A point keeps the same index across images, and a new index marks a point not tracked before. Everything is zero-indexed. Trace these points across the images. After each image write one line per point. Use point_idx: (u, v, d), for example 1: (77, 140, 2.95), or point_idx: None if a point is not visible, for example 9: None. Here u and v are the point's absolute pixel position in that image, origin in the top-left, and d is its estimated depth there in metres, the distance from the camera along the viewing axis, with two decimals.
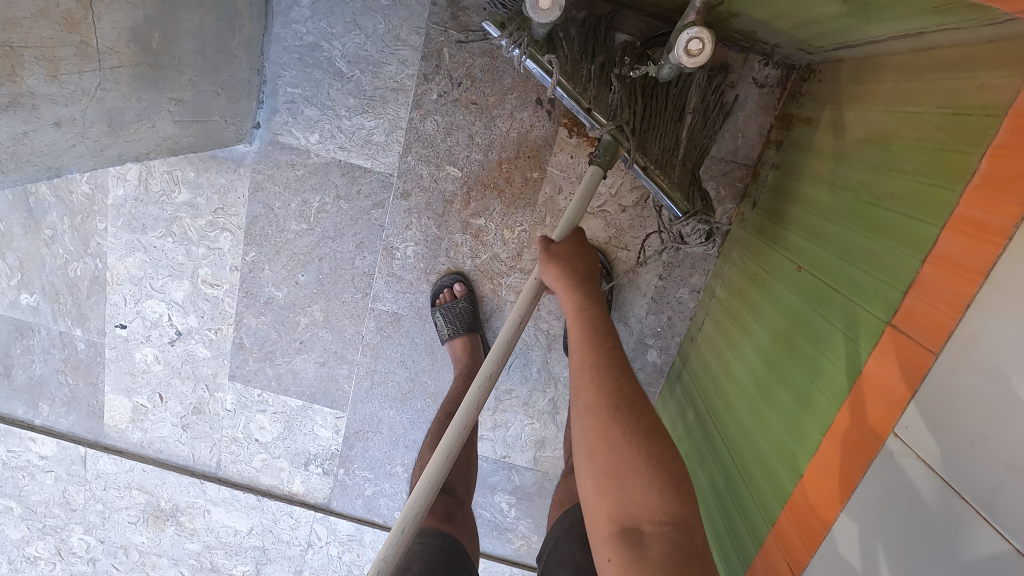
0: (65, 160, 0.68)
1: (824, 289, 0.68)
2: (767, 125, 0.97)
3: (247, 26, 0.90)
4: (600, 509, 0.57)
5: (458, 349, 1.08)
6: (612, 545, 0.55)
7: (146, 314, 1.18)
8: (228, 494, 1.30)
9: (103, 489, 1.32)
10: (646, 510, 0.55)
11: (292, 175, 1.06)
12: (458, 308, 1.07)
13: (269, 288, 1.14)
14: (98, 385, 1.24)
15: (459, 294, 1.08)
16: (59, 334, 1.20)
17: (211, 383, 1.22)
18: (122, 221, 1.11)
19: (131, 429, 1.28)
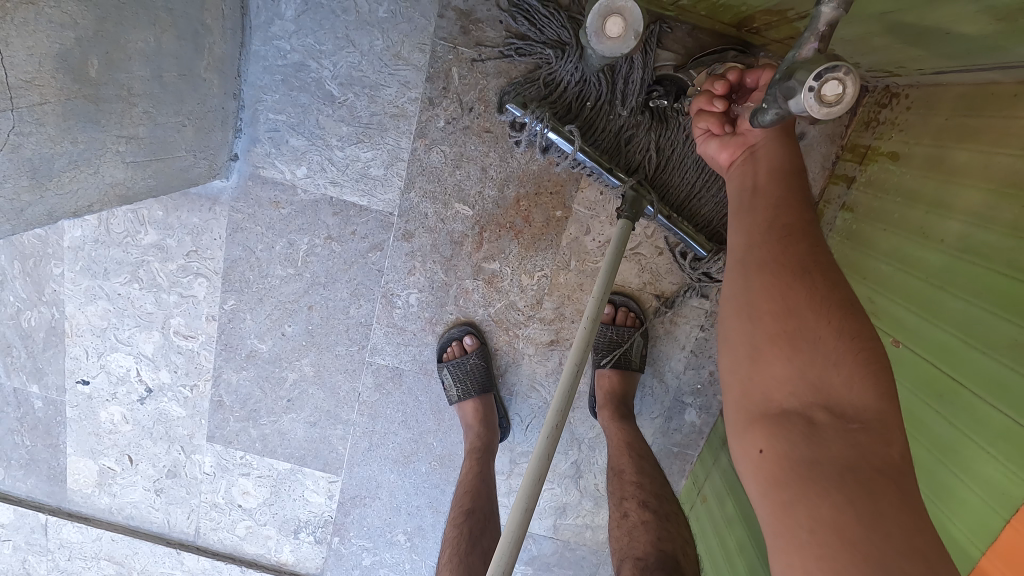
0: None
1: (946, 380, 0.55)
2: (831, 156, 0.83)
3: (218, 43, 0.75)
4: (759, 382, 0.46)
5: (469, 413, 0.93)
6: (768, 429, 0.44)
7: (111, 369, 1.03)
8: (208, 565, 1.15)
9: (68, 559, 1.17)
10: (829, 397, 0.43)
11: (277, 214, 0.91)
12: (469, 365, 0.93)
13: (251, 340, 0.99)
14: (59, 447, 1.10)
15: (469, 349, 0.94)
16: (13, 391, 1.06)
17: (187, 445, 1.08)
18: (81, 266, 0.96)
19: (98, 494, 1.13)
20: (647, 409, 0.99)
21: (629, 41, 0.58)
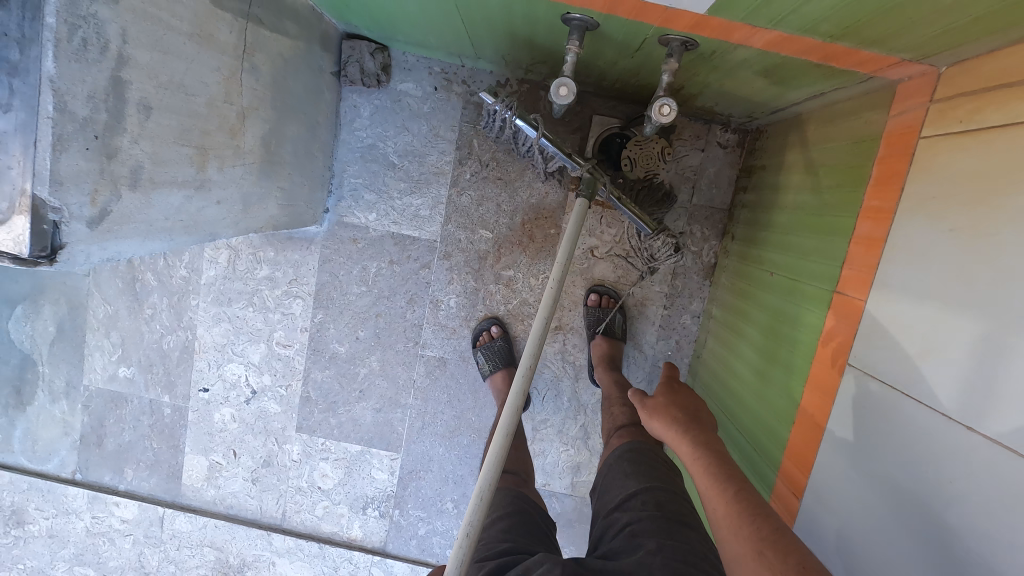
0: (217, 230, 0.87)
1: (792, 283, 0.88)
2: (734, 176, 1.21)
3: (323, 134, 1.17)
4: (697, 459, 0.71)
5: (498, 383, 1.25)
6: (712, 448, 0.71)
7: (226, 377, 1.36)
8: (292, 544, 1.41)
9: (177, 549, 1.43)
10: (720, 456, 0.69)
11: (355, 248, 1.29)
12: (497, 346, 1.26)
13: (333, 344, 1.33)
14: (179, 447, 1.40)
15: (496, 335, 1.28)
16: (149, 402, 1.38)
17: (280, 436, 1.38)
18: (212, 297, 1.33)
19: (206, 487, 1.41)
20: (633, 375, 1.30)
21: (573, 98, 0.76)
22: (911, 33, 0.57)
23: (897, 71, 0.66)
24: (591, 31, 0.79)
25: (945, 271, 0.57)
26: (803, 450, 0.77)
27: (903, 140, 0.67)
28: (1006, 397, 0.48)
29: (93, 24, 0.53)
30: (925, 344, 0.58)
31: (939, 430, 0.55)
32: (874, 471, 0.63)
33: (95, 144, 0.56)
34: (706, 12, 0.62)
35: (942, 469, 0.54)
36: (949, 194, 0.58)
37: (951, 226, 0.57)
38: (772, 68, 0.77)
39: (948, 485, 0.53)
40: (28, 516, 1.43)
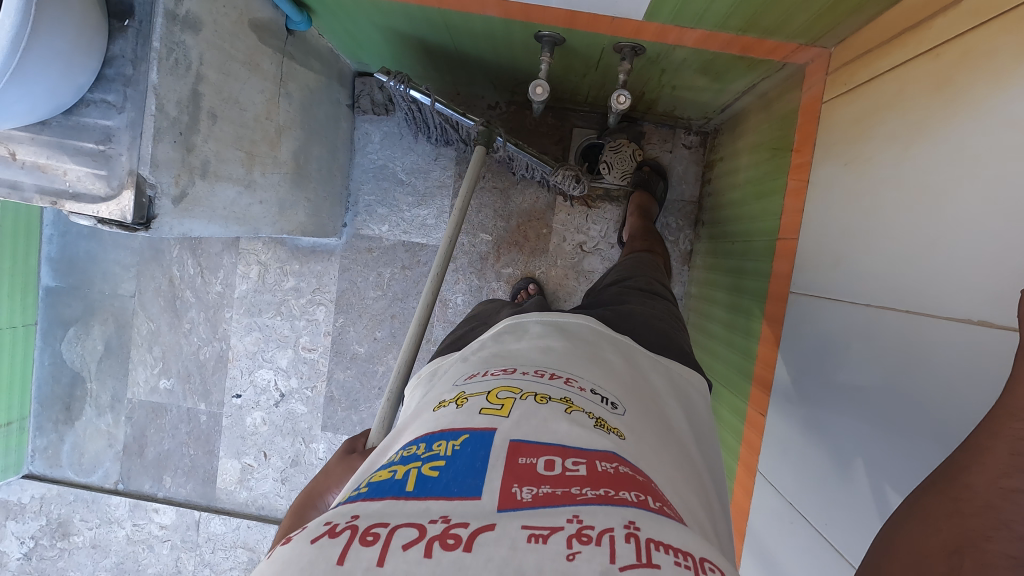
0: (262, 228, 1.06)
1: (747, 244, 1.04)
2: (700, 172, 1.39)
3: (340, 157, 1.36)
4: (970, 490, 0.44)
5: None
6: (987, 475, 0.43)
7: (257, 382, 1.50)
8: None
9: (212, 551, 1.52)
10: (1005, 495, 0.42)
11: (370, 256, 1.46)
12: None
13: (354, 345, 1.47)
14: (214, 452, 1.52)
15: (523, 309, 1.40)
16: (187, 410, 1.51)
17: (307, 436, 1.50)
18: (244, 309, 1.48)
19: (238, 489, 1.52)
20: None
21: (549, 96, 0.92)
22: (796, 20, 0.75)
23: (800, 56, 0.84)
24: (560, 47, 0.98)
25: (844, 196, 0.72)
26: (765, 375, 0.90)
27: (812, 107, 0.83)
28: (921, 277, 0.57)
29: (182, 50, 0.71)
30: (838, 253, 0.72)
31: (857, 315, 0.68)
32: (815, 369, 0.75)
33: (178, 139, 0.74)
34: (643, 17, 0.81)
35: (861, 346, 0.66)
36: (843, 138, 0.73)
37: (845, 160, 0.72)
38: (707, 65, 0.95)
39: (892, 368, 0.60)
40: (73, 527, 1.53)
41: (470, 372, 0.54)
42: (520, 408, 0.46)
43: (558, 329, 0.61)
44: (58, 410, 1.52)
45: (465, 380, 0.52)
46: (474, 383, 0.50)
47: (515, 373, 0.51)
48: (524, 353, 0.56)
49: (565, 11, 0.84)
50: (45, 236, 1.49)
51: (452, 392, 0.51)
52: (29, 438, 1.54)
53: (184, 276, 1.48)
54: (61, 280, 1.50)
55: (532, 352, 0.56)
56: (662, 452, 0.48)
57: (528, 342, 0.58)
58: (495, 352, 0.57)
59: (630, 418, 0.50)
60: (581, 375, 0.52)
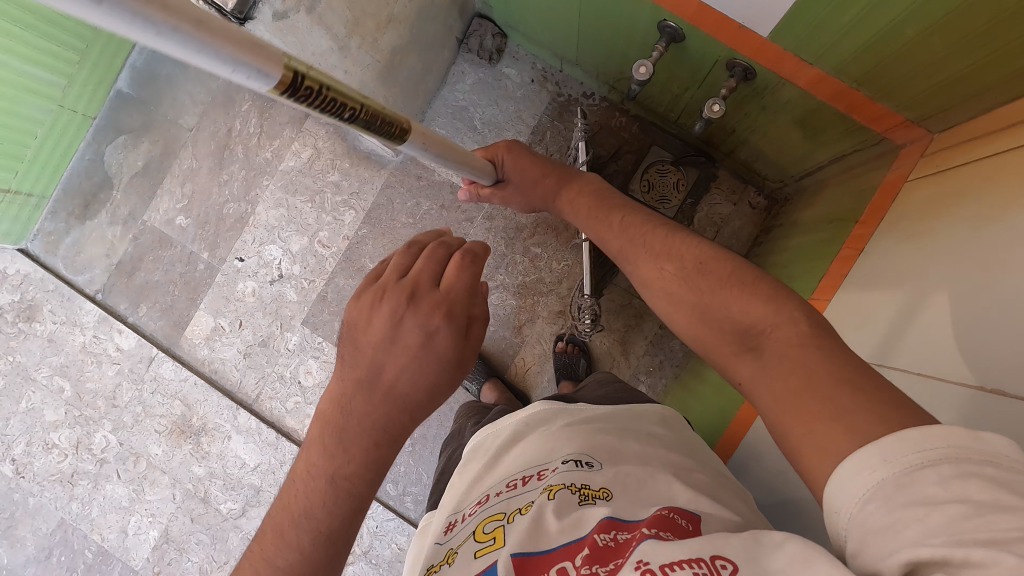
0: None
1: None
2: (754, 234, 1.38)
3: (430, 82, 1.39)
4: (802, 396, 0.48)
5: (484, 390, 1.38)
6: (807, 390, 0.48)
7: (263, 255, 1.51)
8: (254, 425, 1.49)
9: (152, 392, 1.52)
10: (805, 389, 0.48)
11: (416, 184, 1.47)
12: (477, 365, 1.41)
13: (365, 259, 1.48)
14: (196, 301, 1.53)
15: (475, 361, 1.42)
16: (189, 253, 1.53)
17: (285, 323, 1.50)
18: (282, 184, 1.51)
19: (202, 346, 1.53)
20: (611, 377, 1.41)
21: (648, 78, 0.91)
22: (914, 88, 0.74)
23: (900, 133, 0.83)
24: (676, 46, 0.99)
25: (898, 267, 0.70)
26: None
27: (890, 185, 0.83)
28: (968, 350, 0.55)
29: None
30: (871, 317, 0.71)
31: None
32: None
33: None
34: (768, 35, 0.81)
35: None
36: (915, 214, 0.72)
37: (909, 234, 0.71)
38: (807, 115, 0.95)
39: None
40: (39, 315, 1.55)
41: (447, 525, 0.53)
42: (512, 531, 0.46)
43: (508, 440, 0.63)
44: (77, 203, 1.56)
45: (444, 538, 0.51)
46: (459, 534, 0.50)
47: (495, 498, 0.52)
48: (480, 482, 0.58)
49: (697, 5, 0.84)
50: (138, 45, 1.54)
51: (439, 554, 0.49)
52: (40, 217, 1.57)
53: (243, 131, 1.51)
54: (134, 89, 1.54)
55: (490, 475, 0.58)
56: (648, 475, 0.53)
57: (481, 467, 0.60)
58: (458, 492, 0.58)
59: (609, 466, 0.53)
60: (547, 464, 0.55)
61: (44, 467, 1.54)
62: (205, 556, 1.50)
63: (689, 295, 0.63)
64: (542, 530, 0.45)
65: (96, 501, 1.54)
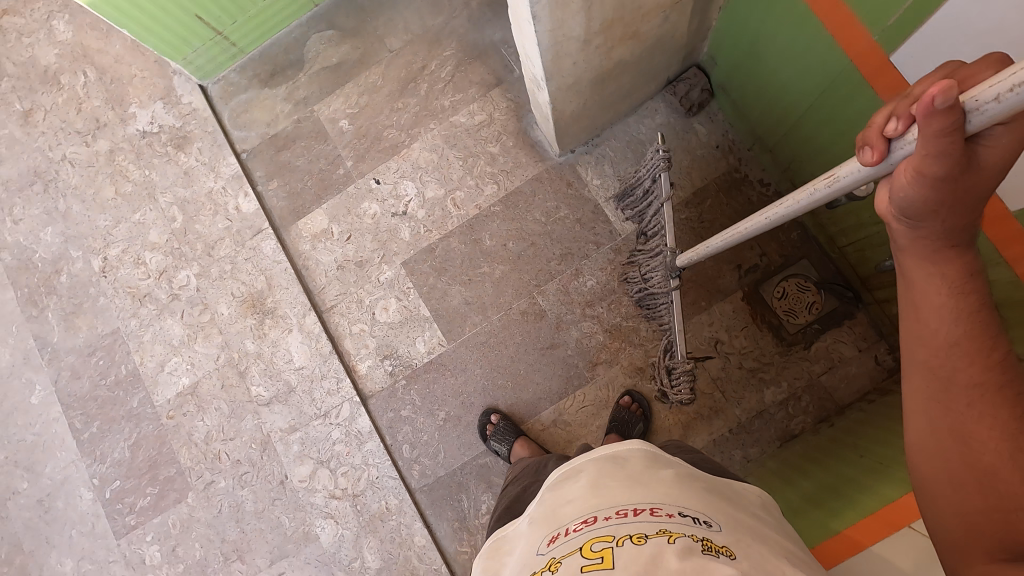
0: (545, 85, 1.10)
1: (879, 467, 0.95)
2: (866, 389, 1.30)
3: (624, 105, 1.39)
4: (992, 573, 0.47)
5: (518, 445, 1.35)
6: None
7: (397, 187, 1.56)
8: (316, 331, 1.54)
9: (245, 259, 1.60)
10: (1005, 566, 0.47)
11: (563, 189, 1.48)
12: (502, 426, 1.39)
13: (485, 233, 1.50)
14: (321, 199, 1.59)
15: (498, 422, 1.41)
16: (336, 155, 1.60)
17: (387, 255, 1.54)
18: (445, 134, 1.55)
19: (306, 240, 1.59)
20: None
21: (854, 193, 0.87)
22: None
23: None
24: None
25: None
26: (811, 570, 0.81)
27: None
28: None
29: None
30: None
31: None
32: None
33: None
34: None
35: None
36: None
37: None
38: (1005, 302, 0.89)
39: None
40: (188, 148, 1.66)
41: (551, 535, 0.57)
42: (621, 556, 0.50)
43: (610, 462, 0.63)
44: (266, 69, 1.66)
45: (546, 548, 0.56)
46: (562, 545, 0.55)
47: (600, 521, 0.55)
48: (578, 501, 0.59)
49: None
50: None
51: (543, 562, 0.55)
52: (231, 67, 1.68)
53: (435, 72, 1.57)
54: None
55: (587, 494, 0.59)
56: (774, 561, 0.51)
57: (582, 484, 0.61)
58: (558, 509, 0.61)
59: (728, 531, 0.53)
60: (662, 503, 0.56)
61: (128, 277, 1.65)
62: (217, 423, 1.55)
63: (943, 389, 0.53)
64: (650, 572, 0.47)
65: (153, 327, 1.62)
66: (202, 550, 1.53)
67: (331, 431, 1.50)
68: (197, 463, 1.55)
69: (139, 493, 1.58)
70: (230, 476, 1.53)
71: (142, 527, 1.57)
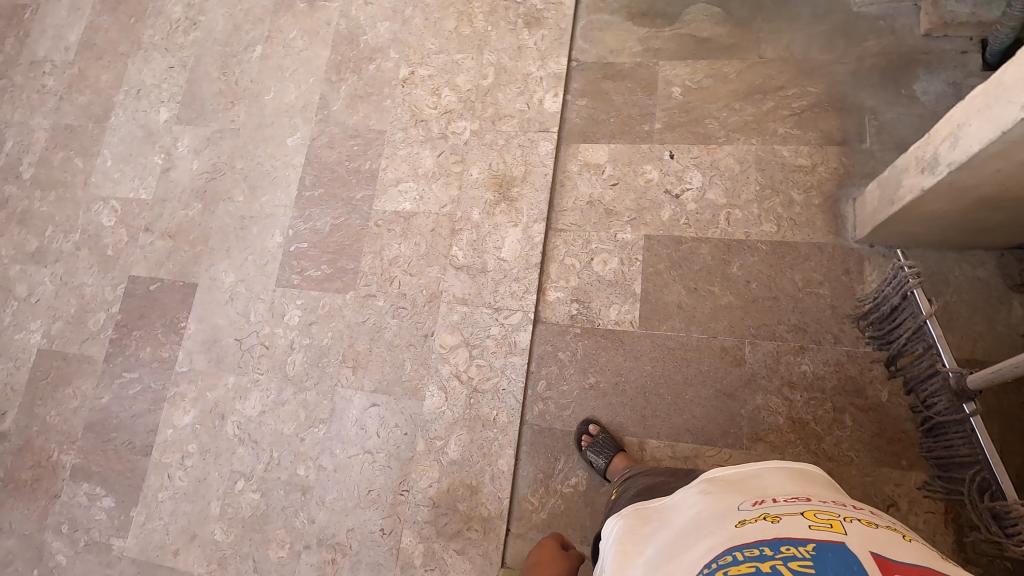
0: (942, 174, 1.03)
1: None
2: None
3: (961, 239, 1.29)
4: None
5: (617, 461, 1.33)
6: None
7: (686, 171, 1.56)
8: (536, 240, 1.58)
9: (519, 144, 1.66)
10: None
11: (837, 272, 1.41)
12: (602, 438, 1.39)
13: (736, 261, 1.47)
14: (613, 138, 1.62)
15: (596, 433, 1.41)
16: (651, 111, 1.62)
17: (637, 220, 1.55)
18: (760, 155, 1.52)
19: (578, 163, 1.63)
20: None
21: None
22: None
23: None
24: None
25: None
26: None
27: None
28: None
29: None
30: None
31: None
32: None
33: None
34: None
35: None
36: None
37: None
38: None
39: None
40: (535, 27, 1.74)
41: (754, 500, 0.69)
42: (842, 523, 0.61)
43: (797, 471, 0.75)
44: (640, 6, 1.69)
45: (751, 506, 0.68)
46: (770, 506, 0.66)
47: (810, 501, 0.67)
48: (778, 487, 0.72)
49: None
50: None
51: (752, 513, 0.66)
52: None
53: (788, 98, 1.53)
54: None
55: (786, 486, 0.72)
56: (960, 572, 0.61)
57: (776, 479, 0.74)
58: (749, 489, 0.73)
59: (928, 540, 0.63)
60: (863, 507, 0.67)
61: (419, 97, 1.77)
62: (408, 255, 1.65)
63: None
64: (870, 535, 0.58)
65: (411, 148, 1.74)
66: (331, 341, 1.65)
67: (492, 326, 1.55)
68: (373, 273, 1.67)
69: (314, 264, 1.72)
70: (390, 302, 1.63)
71: (299, 291, 1.71)
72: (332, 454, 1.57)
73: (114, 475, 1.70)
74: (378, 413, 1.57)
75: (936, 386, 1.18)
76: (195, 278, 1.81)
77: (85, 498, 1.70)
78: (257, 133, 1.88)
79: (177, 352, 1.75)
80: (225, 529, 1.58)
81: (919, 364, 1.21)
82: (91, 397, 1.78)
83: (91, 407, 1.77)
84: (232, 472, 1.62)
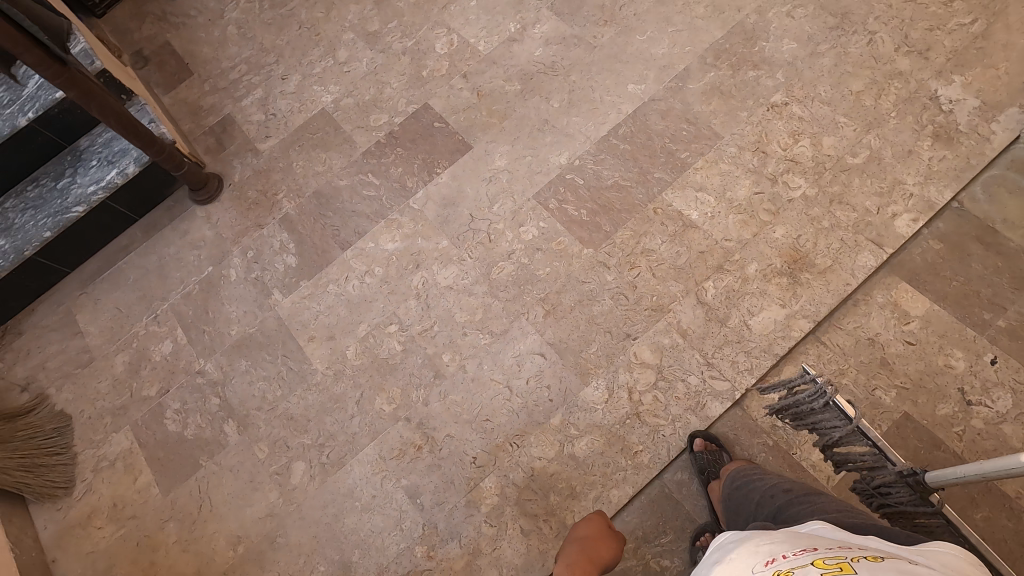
0: None
1: None
2: None
3: None
4: None
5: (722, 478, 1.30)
6: None
7: (997, 388, 1.34)
8: (793, 334, 1.44)
9: (842, 239, 1.50)
10: None
11: None
12: (713, 459, 1.36)
13: None
14: (943, 301, 1.42)
15: (710, 451, 1.37)
16: (1001, 306, 1.40)
17: (909, 394, 1.36)
18: None
19: (888, 297, 1.44)
20: None
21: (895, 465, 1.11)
22: None
23: None
24: None
25: None
26: None
27: None
28: None
29: None
30: None
31: None
32: None
33: None
34: None
35: None
36: None
37: None
38: None
39: None
40: (939, 147, 1.54)
41: (767, 560, 0.73)
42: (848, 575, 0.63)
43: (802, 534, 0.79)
44: None
45: (767, 568, 0.71)
46: (782, 567, 0.70)
47: (813, 552, 0.70)
48: (780, 542, 0.76)
49: None
50: None
51: None
52: None
53: None
54: None
55: (789, 539, 0.76)
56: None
57: (781, 536, 0.78)
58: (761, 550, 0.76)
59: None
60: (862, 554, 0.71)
61: (775, 131, 1.65)
62: (664, 257, 1.57)
63: None
64: None
65: (735, 168, 1.63)
66: (544, 275, 1.62)
67: (694, 373, 1.46)
68: (621, 248, 1.61)
69: (576, 203, 1.68)
70: (619, 284, 1.57)
71: (548, 215, 1.69)
72: (479, 365, 1.56)
73: (307, 244, 1.82)
74: (541, 364, 1.54)
75: (874, 462, 1.17)
76: (473, 141, 1.84)
77: (276, 244, 1.84)
78: (607, 61, 1.85)
79: (418, 188, 1.81)
80: (356, 353, 1.64)
81: (857, 459, 1.20)
82: (332, 172, 1.90)
83: (328, 181, 1.89)
84: (392, 314, 1.67)
